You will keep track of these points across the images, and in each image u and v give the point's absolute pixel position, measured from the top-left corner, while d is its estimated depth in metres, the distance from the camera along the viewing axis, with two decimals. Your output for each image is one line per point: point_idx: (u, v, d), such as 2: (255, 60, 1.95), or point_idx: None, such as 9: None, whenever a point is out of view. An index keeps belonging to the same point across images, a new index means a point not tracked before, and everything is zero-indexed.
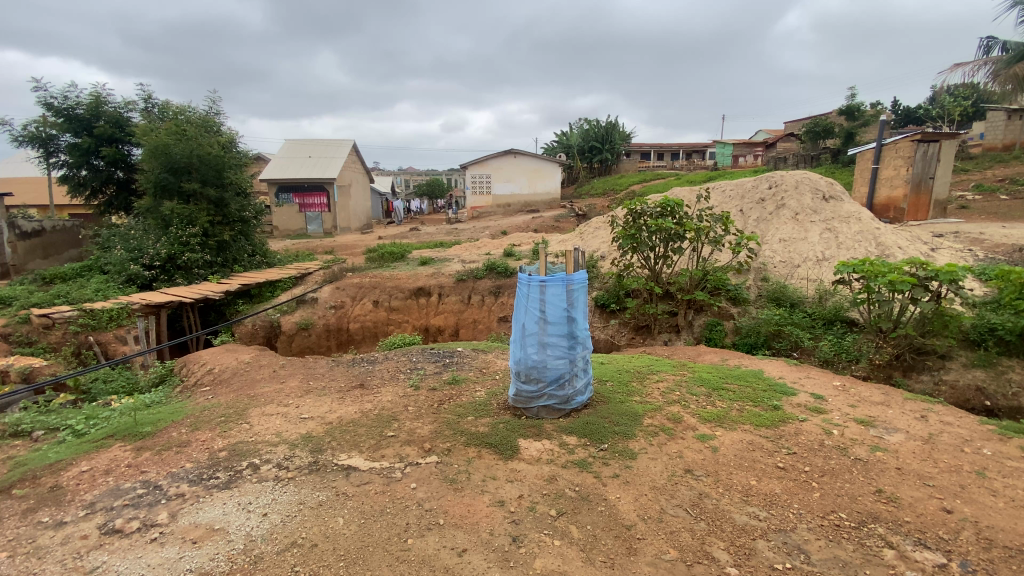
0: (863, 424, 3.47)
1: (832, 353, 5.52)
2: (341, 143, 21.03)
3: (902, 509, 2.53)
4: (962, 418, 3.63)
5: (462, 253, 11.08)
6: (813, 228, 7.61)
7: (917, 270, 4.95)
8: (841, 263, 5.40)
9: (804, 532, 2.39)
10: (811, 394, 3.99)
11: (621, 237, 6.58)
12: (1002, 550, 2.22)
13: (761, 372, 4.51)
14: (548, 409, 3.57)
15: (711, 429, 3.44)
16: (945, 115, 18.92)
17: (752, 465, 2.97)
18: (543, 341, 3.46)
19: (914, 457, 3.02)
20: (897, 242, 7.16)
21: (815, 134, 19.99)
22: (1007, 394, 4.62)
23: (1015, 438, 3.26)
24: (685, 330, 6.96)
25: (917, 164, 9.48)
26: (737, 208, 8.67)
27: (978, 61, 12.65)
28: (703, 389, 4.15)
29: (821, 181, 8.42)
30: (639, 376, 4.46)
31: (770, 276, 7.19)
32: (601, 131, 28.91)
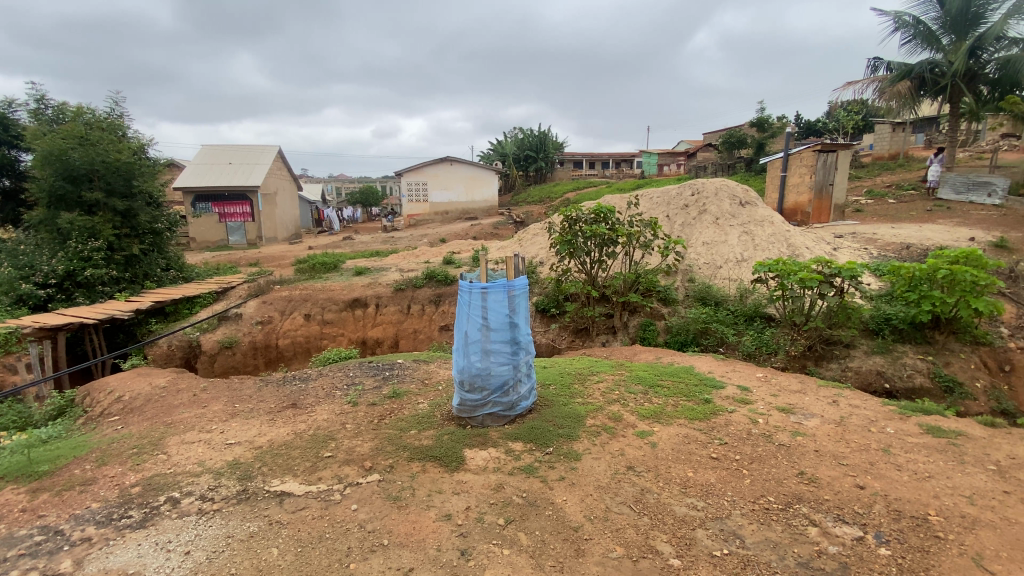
0: (784, 411, 3.75)
1: (754, 347, 5.94)
2: (266, 150, 19.98)
3: (822, 488, 2.74)
4: (867, 400, 4.01)
5: (400, 262, 10.82)
6: (732, 231, 8.17)
7: (823, 267, 5.47)
8: (758, 264, 5.85)
9: (738, 518, 2.53)
10: (737, 386, 4.25)
11: (558, 243, 6.74)
12: (909, 520, 2.46)
13: (693, 368, 4.75)
14: (492, 416, 3.54)
15: (649, 426, 3.56)
16: (840, 128, 21.09)
17: (688, 458, 3.11)
18: (488, 349, 3.46)
19: (829, 439, 3.29)
20: (805, 243, 7.87)
21: (730, 144, 21.31)
22: (902, 376, 5.22)
23: (912, 416, 3.65)
24: (621, 331, 7.20)
25: (819, 171, 10.44)
26: (663, 213, 9.11)
27: (868, 79, 14.22)
28: (641, 386, 4.30)
29: (738, 188, 9.05)
30: (581, 377, 4.55)
31: (696, 277, 7.62)
32: (535, 140, 29.47)
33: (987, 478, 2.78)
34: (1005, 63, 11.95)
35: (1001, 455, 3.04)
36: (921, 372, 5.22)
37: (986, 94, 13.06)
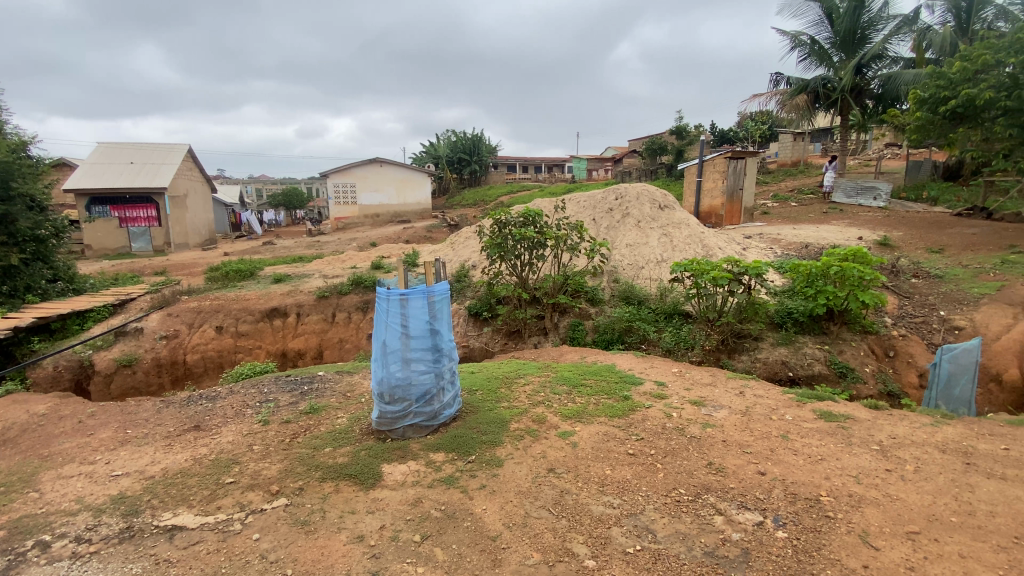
0: (696, 404, 3.93)
1: (673, 343, 6.23)
2: (175, 148, 18.41)
3: (728, 477, 2.89)
4: (770, 389, 4.31)
5: (325, 268, 10.33)
6: (653, 234, 8.54)
7: (732, 266, 5.86)
8: (676, 264, 6.15)
9: (651, 512, 2.60)
10: (654, 382, 4.42)
11: (488, 246, 6.72)
12: (804, 502, 2.64)
13: (615, 366, 4.88)
14: (414, 428, 3.42)
15: (571, 426, 3.60)
16: (749, 137, 22.81)
17: (607, 456, 3.17)
18: (407, 358, 3.34)
19: (736, 429, 3.48)
20: (718, 244, 8.40)
21: (653, 150, 22.56)
22: (803, 365, 5.69)
23: (808, 403, 3.96)
24: (551, 332, 7.28)
25: (729, 177, 11.22)
26: (589, 217, 9.35)
27: (770, 93, 15.52)
28: (565, 387, 4.36)
29: (657, 192, 9.49)
30: (507, 381, 4.52)
31: (621, 277, 7.87)
32: (468, 143, 29.38)
33: (870, 457, 3.06)
34: (885, 80, 13.48)
35: (882, 435, 3.36)
36: (820, 361, 5.71)
37: (870, 108, 14.66)
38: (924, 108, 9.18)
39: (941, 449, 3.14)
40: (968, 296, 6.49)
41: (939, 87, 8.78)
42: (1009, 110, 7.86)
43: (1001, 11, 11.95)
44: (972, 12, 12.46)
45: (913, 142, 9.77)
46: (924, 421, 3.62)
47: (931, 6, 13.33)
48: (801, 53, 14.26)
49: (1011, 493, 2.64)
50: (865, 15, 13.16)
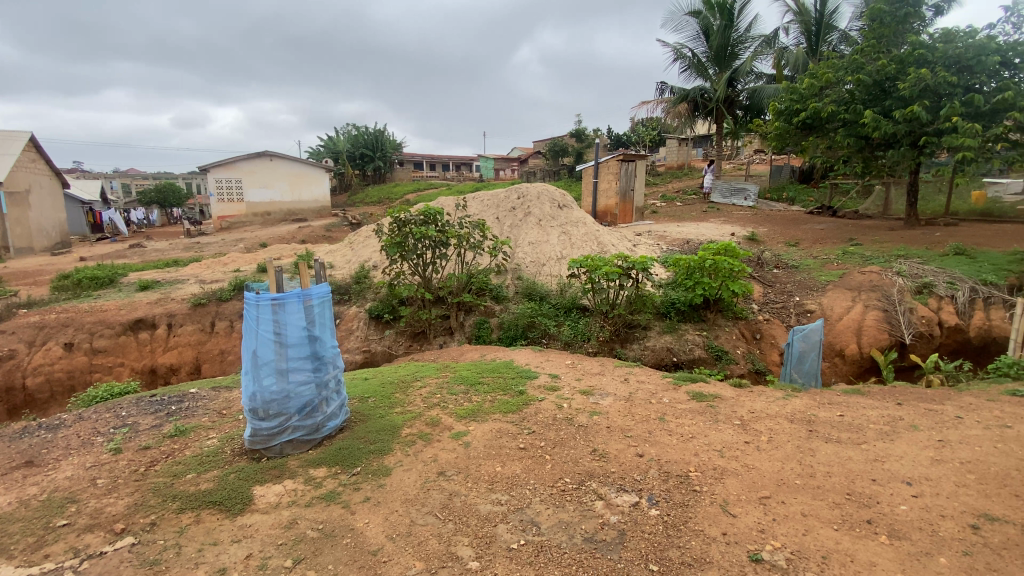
0: (585, 394, 4.10)
1: (572, 336, 6.49)
2: (12, 136, 15.63)
3: (610, 462, 3.03)
4: (652, 375, 4.63)
5: (203, 272, 9.35)
6: (553, 232, 8.79)
7: (622, 262, 6.22)
8: (572, 261, 6.37)
9: (537, 505, 2.65)
10: (548, 375, 4.54)
11: (386, 245, 6.47)
12: (675, 479, 2.84)
13: (512, 362, 4.94)
14: (293, 443, 3.19)
15: (465, 426, 3.57)
16: (640, 141, 24.43)
17: (498, 452, 3.18)
18: (282, 368, 3.09)
19: (620, 415, 3.68)
20: (612, 241, 8.89)
21: (555, 151, 23.32)
22: (685, 350, 6.22)
23: (683, 385, 4.30)
24: (456, 331, 7.20)
25: (622, 178, 11.94)
26: (493, 216, 9.37)
27: (657, 100, 16.72)
28: (463, 386, 4.32)
29: (556, 192, 9.79)
30: (403, 385, 4.39)
31: (524, 275, 7.97)
32: (370, 139, 28.28)
33: (733, 431, 3.39)
34: (752, 93, 15.15)
35: (743, 410, 3.73)
36: (699, 346, 6.26)
37: (740, 117, 16.36)
38: (781, 118, 10.38)
39: (790, 419, 3.57)
40: (817, 283, 7.47)
41: (794, 100, 9.99)
42: (846, 122, 9.14)
43: (842, 36, 14.08)
44: (819, 35, 14.30)
45: (774, 148, 10.97)
46: (778, 395, 4.10)
47: (787, 28, 15.12)
48: (681, 64, 15.48)
49: (843, 453, 3.05)
50: (735, 33, 14.59)
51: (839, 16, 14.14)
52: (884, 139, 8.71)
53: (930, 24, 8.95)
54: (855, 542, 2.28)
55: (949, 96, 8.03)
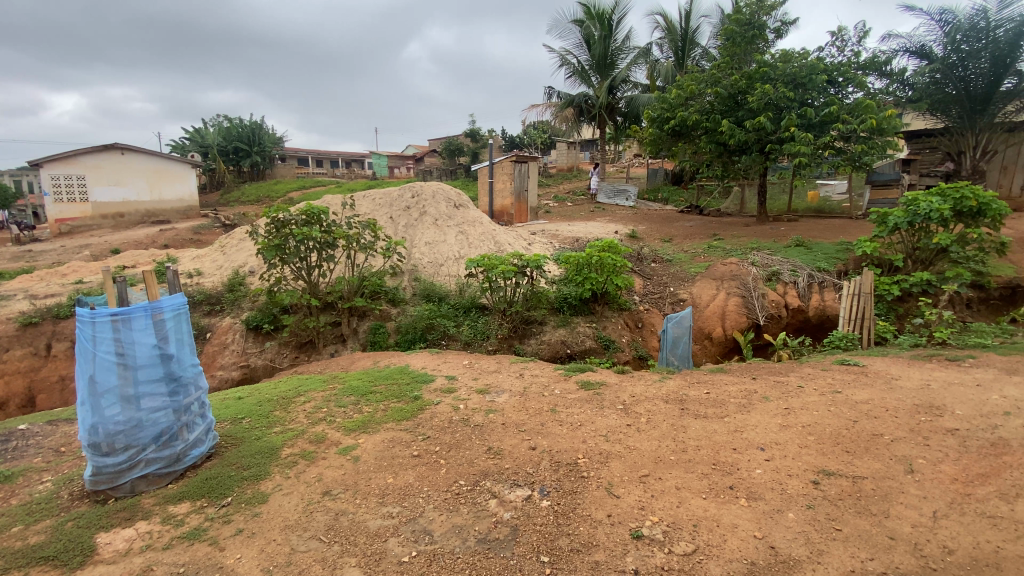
0: (482, 393, 4.10)
1: (471, 336, 6.48)
2: None
3: (504, 459, 3.06)
4: (545, 368, 4.78)
5: (32, 285, 7.87)
6: (450, 231, 8.71)
7: (517, 260, 6.40)
8: (469, 260, 6.38)
9: (431, 512, 2.59)
10: (444, 377, 4.47)
11: (263, 249, 5.96)
12: (565, 468, 2.94)
13: (407, 367, 4.79)
14: (148, 478, 2.78)
15: (354, 439, 3.39)
16: (532, 142, 25.22)
17: (390, 463, 3.06)
18: (129, 395, 2.69)
19: (515, 411, 3.73)
20: (508, 240, 9.04)
21: (451, 151, 23.23)
22: (578, 342, 6.52)
23: (574, 376, 4.50)
24: (349, 338, 6.84)
25: (516, 179, 12.28)
26: (386, 215, 9.02)
27: (545, 104, 17.41)
28: (352, 397, 4.09)
29: (451, 191, 9.72)
30: (284, 401, 4.06)
31: (421, 276, 7.78)
32: (246, 132, 25.87)
33: (617, 416, 3.60)
34: (630, 101, 16.33)
35: (626, 395, 4.00)
36: (590, 337, 6.61)
37: (620, 123, 17.55)
38: (655, 125, 11.30)
39: (666, 400, 3.88)
40: (689, 275, 8.26)
41: (664, 109, 10.91)
42: (708, 130, 10.21)
43: (703, 53, 15.61)
44: (685, 50, 15.77)
45: (650, 152, 11.93)
46: (656, 378, 4.46)
47: (658, 43, 16.52)
48: (566, 70, 16.23)
49: (709, 427, 3.39)
50: (613, 43, 15.61)
51: (700, 34, 15.73)
52: (739, 145, 9.88)
53: (772, 46, 10.28)
54: (720, 508, 2.53)
55: (787, 109, 9.30)
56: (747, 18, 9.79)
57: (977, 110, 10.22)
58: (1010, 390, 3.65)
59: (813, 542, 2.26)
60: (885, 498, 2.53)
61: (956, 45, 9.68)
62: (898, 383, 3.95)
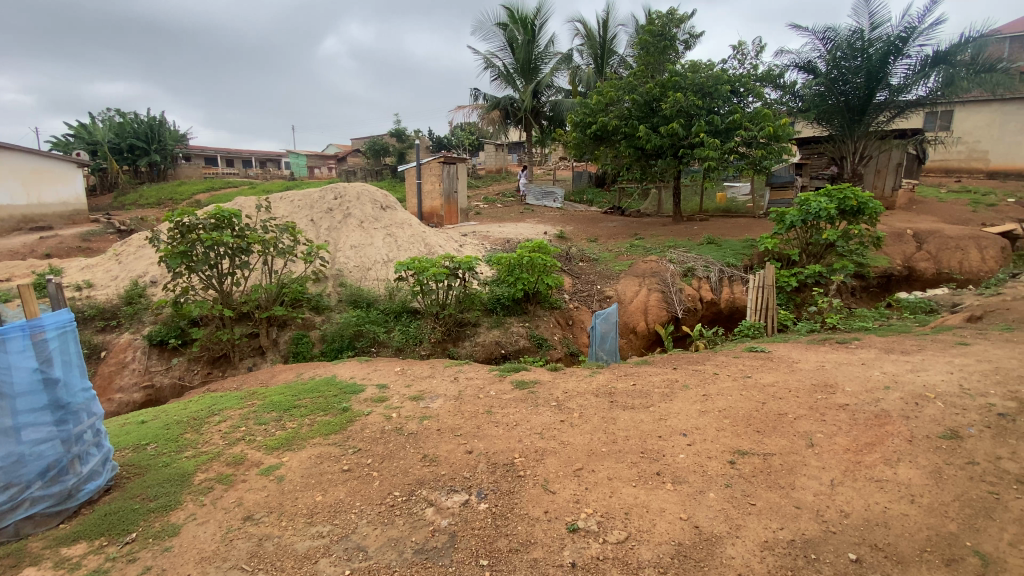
0: (415, 399, 4.01)
1: (403, 341, 6.33)
2: None
3: (439, 466, 3.01)
4: (479, 370, 4.77)
5: None
6: (377, 234, 8.45)
7: (449, 262, 6.34)
8: (398, 263, 6.23)
9: (364, 527, 2.50)
10: (375, 386, 4.32)
11: (167, 256, 5.45)
12: (502, 469, 2.95)
13: (334, 378, 4.57)
14: (34, 520, 2.44)
15: (277, 458, 3.19)
16: (460, 144, 25.13)
17: (319, 481, 2.91)
18: (6, 427, 2.34)
19: (450, 416, 3.69)
20: (438, 242, 8.93)
21: (375, 151, 22.58)
22: (512, 342, 6.59)
23: (508, 376, 4.53)
24: (270, 350, 6.42)
25: (445, 180, 12.05)
26: (306, 217, 8.55)
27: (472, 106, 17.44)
28: (274, 413, 3.85)
29: (377, 193, 9.44)
30: (196, 423, 3.73)
31: (346, 281, 7.48)
32: (142, 128, 23.53)
33: (551, 413, 3.68)
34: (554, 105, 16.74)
35: (559, 392, 4.09)
36: (524, 336, 6.70)
37: (546, 126, 17.95)
38: (578, 129, 11.66)
39: (596, 394, 4.02)
40: (614, 273, 8.61)
41: (586, 114, 11.29)
42: (627, 134, 10.71)
43: (620, 61, 16.35)
44: (603, 58, 16.42)
45: (575, 155, 12.30)
46: (586, 373, 4.61)
47: (578, 49, 17.08)
48: (491, 73, 16.35)
49: (637, 418, 3.56)
50: (536, 48, 15.93)
51: (617, 43, 16.47)
52: (655, 150, 10.45)
53: (682, 57, 10.99)
54: (648, 494, 2.65)
55: (697, 116, 9.98)
56: (659, 29, 10.38)
57: (855, 120, 11.54)
58: (888, 366, 4.16)
59: (732, 518, 2.44)
60: (790, 471, 2.79)
61: (837, 62, 10.81)
62: (798, 366, 4.38)
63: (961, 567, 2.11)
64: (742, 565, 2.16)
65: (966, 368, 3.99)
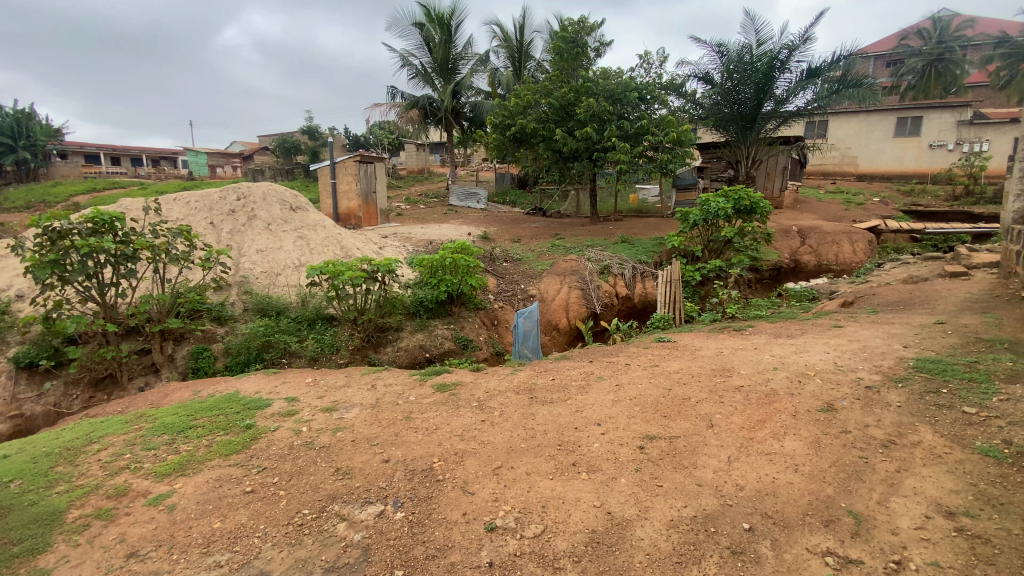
0: (328, 411, 3.81)
1: (318, 350, 6.00)
2: None
3: (354, 478, 2.88)
4: (399, 376, 4.63)
5: None
6: (287, 237, 7.96)
7: (366, 265, 6.11)
8: (310, 267, 5.91)
9: (269, 551, 2.33)
10: (283, 400, 4.05)
11: (31, 266, 4.76)
12: (419, 475, 2.87)
13: (237, 394, 4.22)
14: None
15: (168, 485, 2.89)
16: (379, 143, 24.41)
17: (217, 506, 2.67)
18: None
19: (365, 425, 3.54)
20: (355, 245, 8.58)
21: (286, 150, 21.32)
22: (436, 345, 6.46)
23: (428, 380, 4.44)
24: (165, 367, 5.79)
25: (362, 180, 11.68)
26: (204, 220, 7.85)
27: (389, 105, 17.02)
28: (165, 436, 3.48)
29: (286, 193, 8.90)
30: (70, 454, 3.28)
31: (253, 288, 6.95)
32: (7, 121, 20.61)
33: (472, 414, 3.65)
34: (473, 106, 16.75)
35: (480, 392, 4.08)
36: (448, 339, 6.60)
37: (466, 127, 17.87)
38: (497, 130, 11.74)
39: (516, 392, 4.05)
40: (537, 272, 8.76)
41: (504, 116, 11.38)
42: (545, 137, 10.96)
43: (537, 65, 16.71)
44: (521, 61, 16.69)
45: (495, 156, 12.38)
46: (507, 372, 4.64)
47: (496, 52, 17.23)
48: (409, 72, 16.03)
49: (555, 412, 3.63)
50: (454, 49, 15.85)
51: (534, 48, 16.84)
52: (572, 152, 10.79)
53: (593, 63, 11.44)
54: (564, 485, 2.71)
55: (609, 121, 10.44)
56: (572, 36, 10.75)
57: (747, 127, 12.68)
58: (777, 349, 4.59)
59: (641, 501, 2.56)
60: (693, 452, 2.98)
61: (730, 73, 11.81)
62: (701, 353, 4.70)
63: (835, 525, 2.37)
64: (650, 545, 2.26)
65: (840, 348, 4.51)
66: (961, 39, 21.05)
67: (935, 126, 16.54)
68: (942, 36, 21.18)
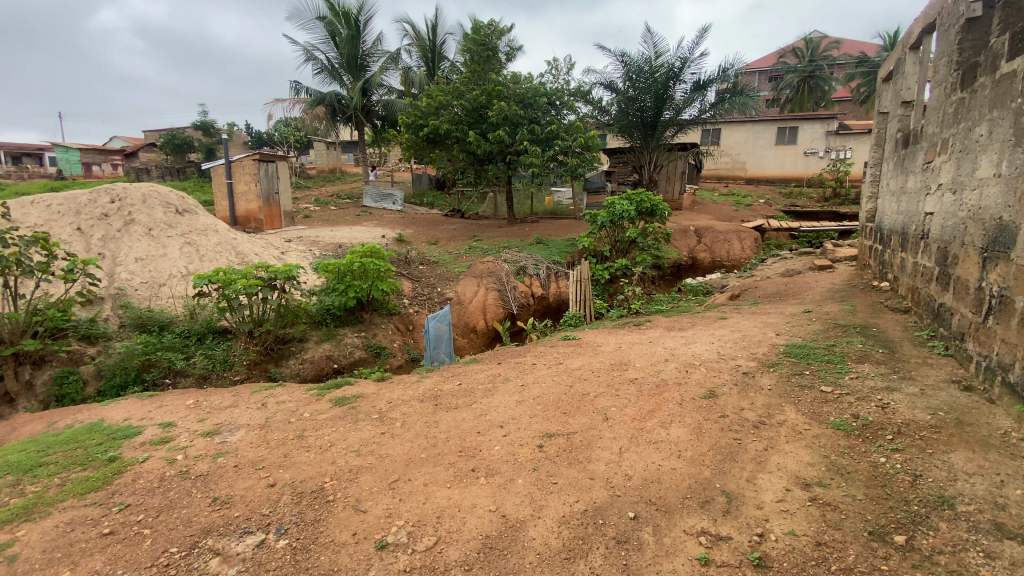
0: (209, 435, 3.49)
1: (209, 367, 5.50)
2: None
3: (234, 507, 2.65)
4: (294, 392, 4.35)
5: None
6: (171, 244, 7.22)
7: (262, 272, 5.68)
8: (196, 277, 5.39)
9: None
10: (157, 426, 3.65)
11: None
12: (308, 498, 2.71)
13: (102, 422, 3.75)
14: None
15: (4, 535, 2.48)
16: (286, 141, 23.03)
17: (65, 554, 2.34)
18: None
19: (252, 447, 3.29)
20: (253, 250, 7.98)
21: (176, 146, 19.46)
22: (345, 355, 6.17)
23: (327, 394, 4.22)
24: (20, 396, 5.02)
25: (262, 180, 10.85)
26: (69, 225, 6.91)
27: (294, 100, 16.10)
28: (6, 478, 2.99)
29: (171, 195, 8.09)
30: None
31: (130, 301, 6.22)
32: None
33: (371, 427, 3.52)
34: (385, 105, 16.24)
35: (382, 403, 3.95)
36: (358, 347, 6.33)
37: (379, 127, 17.27)
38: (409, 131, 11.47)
39: (420, 400, 3.97)
40: (452, 275, 8.68)
41: (416, 116, 11.15)
42: (458, 139, 10.88)
43: (451, 66, 16.57)
44: (434, 62, 16.48)
45: (408, 157, 12.10)
46: (413, 379, 4.54)
47: (408, 50, 16.84)
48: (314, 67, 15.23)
49: (458, 418, 3.60)
50: (362, 45, 15.29)
51: (446, 49, 16.69)
52: (485, 154, 10.82)
53: (505, 67, 11.57)
54: (461, 493, 2.69)
55: (520, 124, 10.61)
56: (482, 39, 10.79)
57: (650, 134, 13.45)
58: (669, 342, 4.90)
59: (536, 500, 2.60)
60: (588, 446, 3.09)
61: (632, 82, 12.48)
62: (601, 349, 4.90)
63: (710, 505, 2.55)
64: (541, 544, 2.30)
65: (723, 338, 4.91)
66: (828, 59, 23.79)
67: (808, 136, 18.59)
68: (814, 55, 23.81)
